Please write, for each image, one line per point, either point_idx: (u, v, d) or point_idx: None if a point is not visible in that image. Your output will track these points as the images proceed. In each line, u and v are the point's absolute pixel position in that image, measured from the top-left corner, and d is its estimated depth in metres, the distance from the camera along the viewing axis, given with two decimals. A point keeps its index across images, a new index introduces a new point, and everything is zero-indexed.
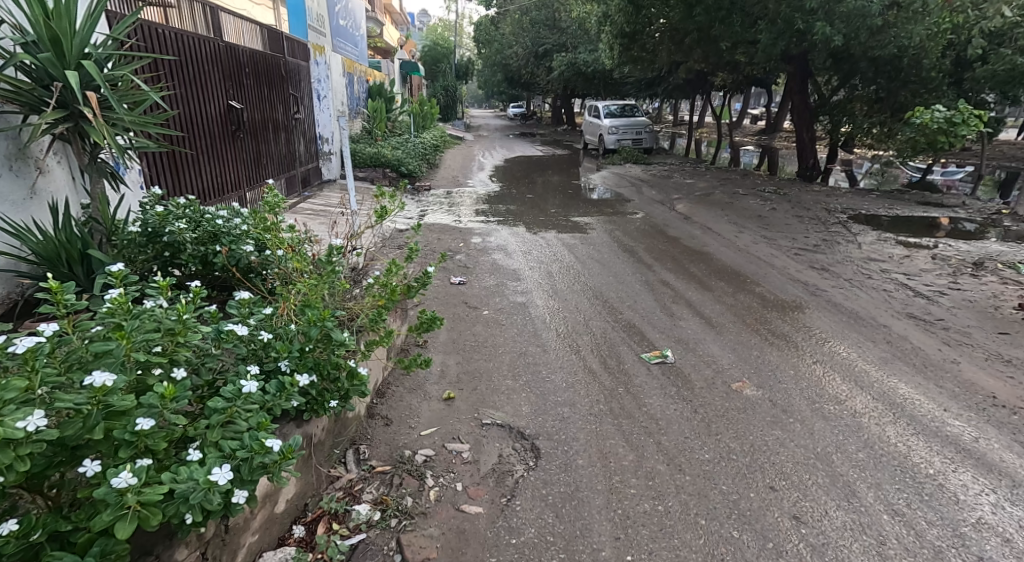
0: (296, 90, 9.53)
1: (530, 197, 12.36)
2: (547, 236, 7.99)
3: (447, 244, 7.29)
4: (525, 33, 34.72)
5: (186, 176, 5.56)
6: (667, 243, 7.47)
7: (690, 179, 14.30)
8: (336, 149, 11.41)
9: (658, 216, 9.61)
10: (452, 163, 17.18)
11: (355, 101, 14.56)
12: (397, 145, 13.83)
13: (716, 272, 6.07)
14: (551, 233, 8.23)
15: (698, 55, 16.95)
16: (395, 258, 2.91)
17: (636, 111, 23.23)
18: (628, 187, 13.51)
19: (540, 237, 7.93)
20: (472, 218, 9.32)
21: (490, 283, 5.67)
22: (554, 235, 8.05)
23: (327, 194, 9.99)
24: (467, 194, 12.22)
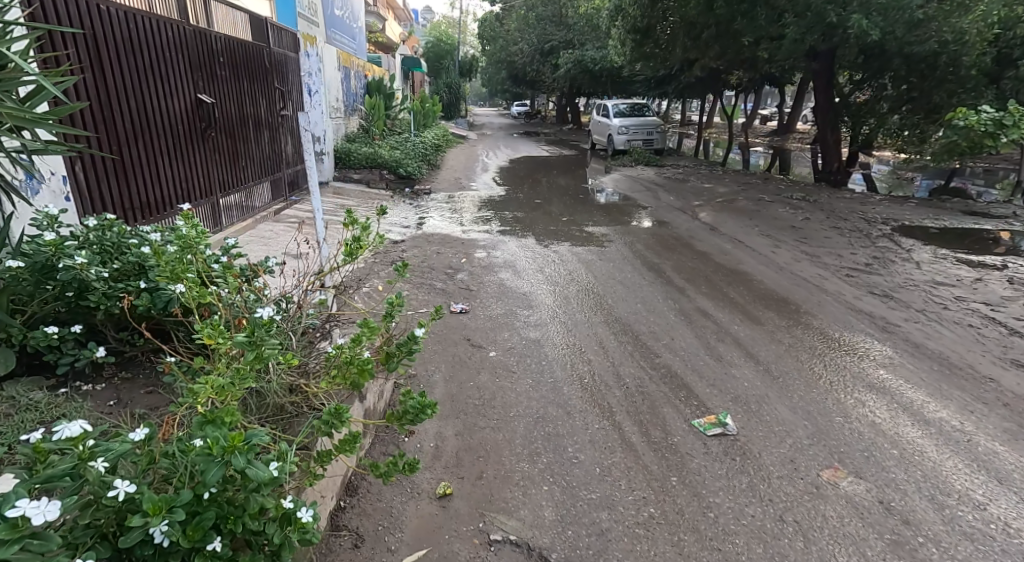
0: (283, 84, 8.69)
1: (538, 201, 11.50)
2: (560, 249, 7.14)
3: (447, 259, 6.44)
4: (531, 29, 33.92)
5: (137, 182, 4.77)
6: (695, 259, 6.60)
7: (709, 183, 13.43)
8: (327, 149, 10.62)
9: (681, 226, 8.74)
10: (455, 164, 16.29)
11: (353, 97, 13.70)
12: (396, 145, 12.98)
13: (761, 299, 5.20)
14: (563, 246, 7.37)
15: (715, 51, 16.08)
16: (369, 316, 2.02)
17: (646, 110, 22.34)
18: (643, 192, 12.63)
19: (551, 251, 7.07)
20: (475, 227, 8.46)
21: (497, 311, 4.81)
22: (567, 248, 7.19)
23: (317, 200, 9.14)
24: (470, 198, 11.35)
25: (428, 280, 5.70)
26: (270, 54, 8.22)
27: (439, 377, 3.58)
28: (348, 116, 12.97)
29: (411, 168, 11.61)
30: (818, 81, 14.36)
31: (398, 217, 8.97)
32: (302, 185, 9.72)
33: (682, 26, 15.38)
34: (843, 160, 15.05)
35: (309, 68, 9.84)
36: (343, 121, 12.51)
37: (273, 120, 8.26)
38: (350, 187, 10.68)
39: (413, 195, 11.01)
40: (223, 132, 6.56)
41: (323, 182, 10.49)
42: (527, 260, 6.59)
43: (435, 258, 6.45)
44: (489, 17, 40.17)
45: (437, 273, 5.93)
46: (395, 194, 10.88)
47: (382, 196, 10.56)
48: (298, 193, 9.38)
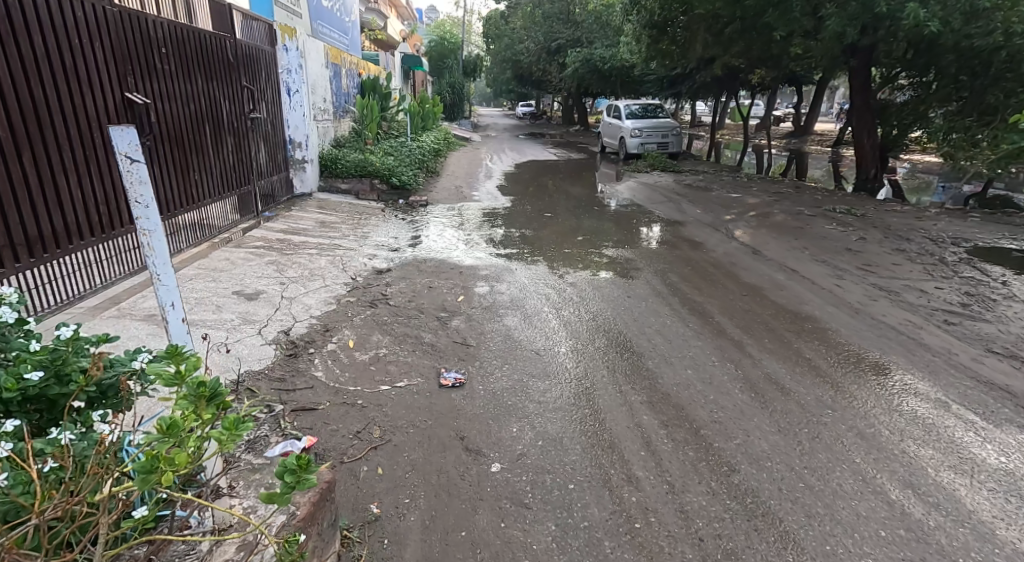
0: (253, 83, 7.52)
1: (548, 214, 10.33)
2: (577, 280, 5.95)
3: (441, 297, 5.26)
4: (537, 27, 32.79)
5: (9, 211, 3.70)
6: (744, 295, 5.40)
7: (735, 192, 12.22)
8: (313, 156, 9.57)
9: (715, 247, 7.52)
10: (457, 170, 15.14)
11: (344, 97, 12.51)
12: (391, 150, 11.79)
13: (845, 360, 4.00)
14: (581, 274, 6.18)
15: (739, 46, 14.87)
16: None
17: (660, 111, 21.11)
18: (663, 201, 11.40)
19: (567, 282, 5.88)
20: (475, 249, 7.27)
21: (504, 384, 3.62)
22: (585, 279, 6.00)
23: (296, 217, 7.98)
24: (472, 210, 10.16)
25: (414, 329, 4.52)
26: (238, 47, 7.07)
27: (415, 521, 2.41)
28: (338, 117, 11.85)
29: (406, 177, 10.45)
30: (855, 81, 13.25)
31: (388, 235, 7.78)
32: (278, 198, 8.57)
33: (704, 19, 14.20)
34: (881, 168, 13.87)
35: (288, 63, 8.71)
36: (333, 123, 11.38)
37: (242, 125, 7.14)
38: (335, 200, 9.52)
39: (407, 207, 9.85)
40: (170, 140, 5.45)
41: (305, 194, 9.43)
42: (538, 296, 5.40)
43: (426, 297, 5.27)
44: (494, 15, 39.01)
45: (428, 318, 4.76)
46: (388, 207, 9.71)
47: (373, 209, 9.39)
48: (271, 209, 8.21)
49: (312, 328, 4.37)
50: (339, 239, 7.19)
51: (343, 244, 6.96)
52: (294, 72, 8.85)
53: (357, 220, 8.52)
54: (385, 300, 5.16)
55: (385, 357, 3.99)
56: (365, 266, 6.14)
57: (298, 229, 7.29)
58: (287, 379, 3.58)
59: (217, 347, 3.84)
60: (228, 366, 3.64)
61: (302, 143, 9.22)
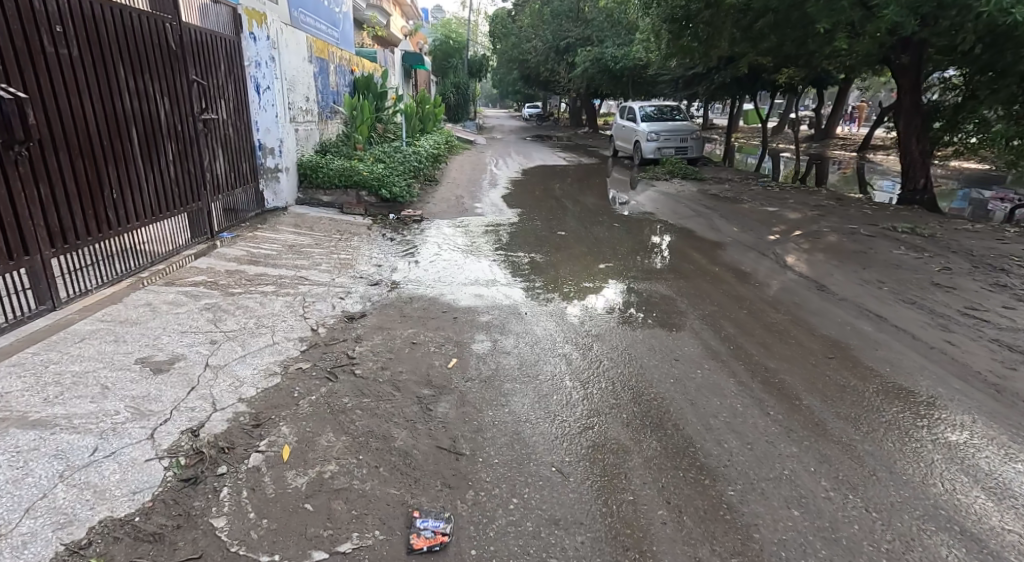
0: (205, 78, 6.23)
1: (561, 230, 9.03)
2: (603, 311, 5.11)
3: (426, 364, 3.93)
4: (546, 26, 31.61)
5: None
6: (830, 358, 4.05)
7: (771, 206, 10.82)
8: (287, 164, 8.32)
9: (767, 278, 6.17)
10: (459, 177, 13.86)
11: (331, 97, 11.25)
12: (383, 156, 10.49)
13: (1022, 493, 2.64)
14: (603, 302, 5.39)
15: (769, 42, 13.54)
16: None
17: (678, 113, 19.77)
18: (691, 216, 10.04)
19: (587, 316, 5.01)
20: (474, 280, 5.97)
21: (509, 553, 2.28)
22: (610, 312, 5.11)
23: (262, 238, 6.69)
24: (474, 227, 8.85)
25: (382, 423, 3.19)
26: (182, 33, 5.77)
27: None
28: (323, 119, 10.69)
29: (396, 189, 9.12)
30: (904, 79, 11.81)
31: (368, 261, 6.45)
32: (241, 216, 7.24)
33: (730, 12, 12.90)
34: (930, 176, 12.20)
35: (257, 55, 7.47)
36: (317, 126, 10.18)
37: (190, 129, 5.84)
38: (314, 216, 8.22)
39: (399, 224, 8.54)
40: (72, 147, 4.15)
41: (279, 209, 8.20)
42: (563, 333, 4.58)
43: (404, 362, 3.93)
44: (501, 13, 37.76)
45: (404, 400, 3.44)
46: (376, 224, 8.41)
47: (357, 227, 8.08)
48: (231, 229, 6.89)
49: (235, 425, 3.04)
50: (306, 268, 5.87)
51: (311, 275, 5.65)
52: (263, 65, 7.57)
53: (335, 240, 7.19)
54: (350, 368, 3.83)
55: (333, 481, 2.66)
56: (332, 309, 4.83)
57: (258, 256, 5.98)
58: (164, 537, 2.26)
59: (66, 472, 2.50)
60: (73, 511, 2.31)
61: (274, 150, 7.98)
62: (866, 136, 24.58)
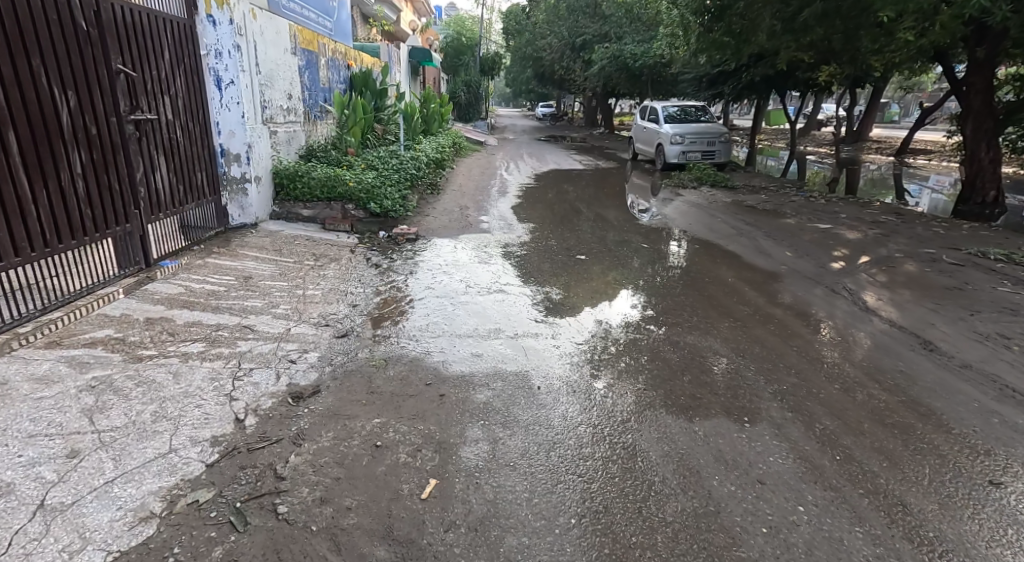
0: (138, 70, 4.98)
1: (579, 251, 7.72)
2: (616, 325, 4.92)
3: (387, 494, 2.62)
4: (562, 22, 30.28)
5: None
6: (996, 490, 2.70)
7: (822, 223, 9.40)
8: (258, 173, 7.08)
9: (852, 327, 4.78)
10: (464, 184, 12.61)
11: (319, 95, 10.05)
12: (376, 162, 9.25)
13: None
14: (615, 314, 5.22)
15: (815, 34, 12.07)
16: None
17: (703, 113, 18.35)
18: (731, 233, 8.65)
19: (600, 329, 4.84)
20: (469, 327, 4.69)
21: None
22: (624, 327, 4.88)
23: (213, 268, 5.44)
24: (477, 247, 7.57)
25: None
26: (103, 12, 4.52)
27: None
28: (310, 119, 9.67)
29: (388, 202, 7.85)
30: (975, 77, 10.28)
31: (341, 299, 5.16)
32: (189, 237, 6.00)
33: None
34: (1002, 188, 10.69)
35: (218, 44, 6.28)
36: (299, 127, 8.98)
37: (114, 133, 4.60)
38: (288, 235, 7.05)
39: (389, 245, 7.29)
40: None
41: (249, 225, 7.00)
42: (576, 347, 4.45)
43: (357, 489, 2.64)
44: (515, 9, 36.40)
45: None
46: (362, 246, 7.15)
47: (338, 249, 6.83)
48: (174, 255, 5.65)
49: None
50: (257, 310, 4.62)
51: (259, 323, 4.38)
52: (225, 57, 6.35)
53: (306, 267, 5.93)
54: (272, 501, 2.54)
55: None
56: (272, 382, 3.56)
57: (198, 294, 4.74)
58: None
59: None
60: None
61: (242, 156, 6.77)
62: (903, 139, 22.97)
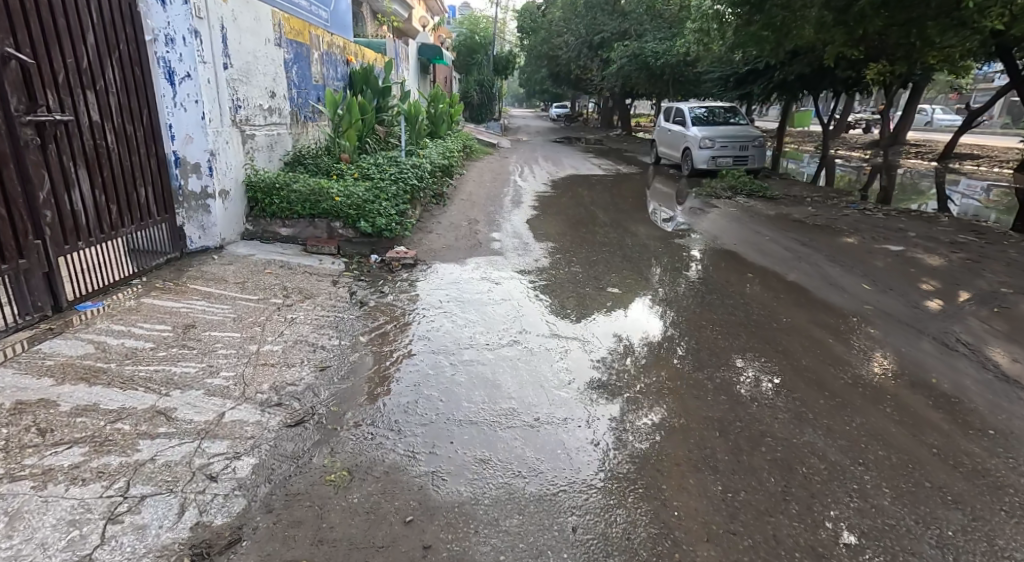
0: (43, 61, 3.84)
1: (609, 278, 6.46)
2: (637, 340, 4.58)
3: None
4: (579, 19, 29.03)
5: None
6: None
7: (889, 243, 8.08)
8: (224, 186, 5.91)
9: (998, 413, 3.49)
10: (475, 193, 11.42)
11: (308, 94, 8.89)
12: (372, 170, 8.06)
13: None
14: (634, 327, 4.91)
15: (871, 26, 10.72)
16: None
17: (733, 114, 16.99)
18: (786, 257, 7.36)
19: (620, 344, 4.51)
20: (470, 405, 3.47)
21: None
22: (645, 343, 4.56)
23: (148, 310, 4.26)
24: (488, 274, 6.36)
25: None
26: None
27: None
28: (299, 120, 8.55)
29: (381, 220, 6.59)
30: None
31: (307, 357, 3.97)
32: (126, 270, 4.80)
33: None
34: None
35: (170, 28, 5.10)
36: (281, 130, 7.82)
37: None
38: (259, 258, 5.92)
39: (382, 273, 6.10)
40: None
41: (213, 248, 5.85)
42: (596, 366, 4.13)
43: None
44: (530, 6, 35.13)
45: None
46: (350, 274, 5.96)
47: (319, 279, 5.64)
48: (101, 296, 4.44)
49: None
50: (188, 379, 3.42)
51: (184, 403, 3.18)
52: (178, 44, 5.18)
53: (273, 307, 4.75)
54: None
55: None
56: (169, 520, 2.36)
57: (111, 355, 3.55)
58: None
59: None
60: None
61: (203, 166, 5.60)
62: (947, 143, 21.46)
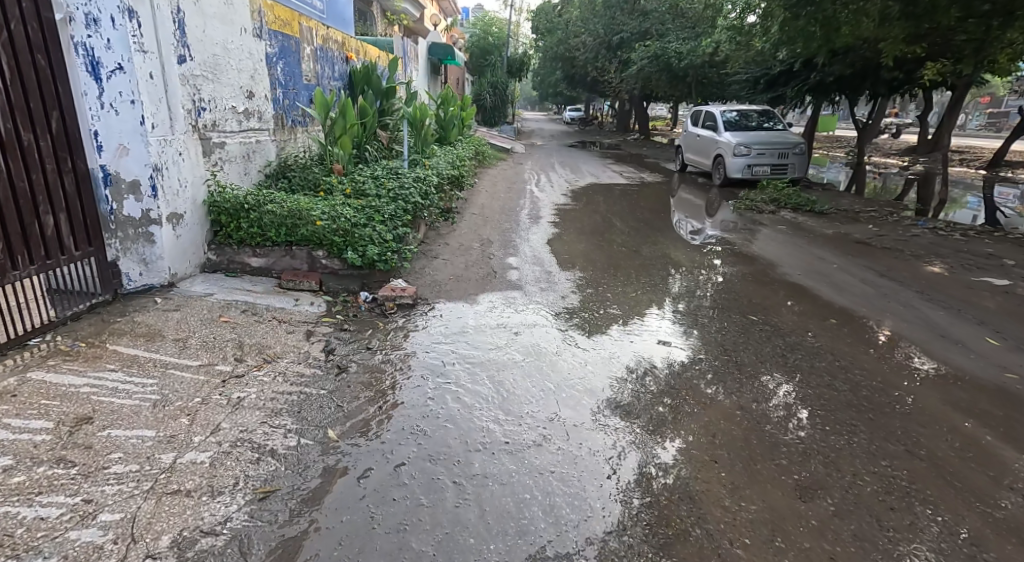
0: None
1: (655, 323, 5.19)
2: (657, 359, 4.34)
3: None
4: (597, 19, 27.80)
5: None
6: None
7: (986, 275, 6.75)
8: (174, 209, 4.70)
9: None
10: (490, 207, 10.21)
11: (298, 97, 7.73)
12: (368, 185, 6.83)
13: None
14: (653, 344, 4.67)
15: (946, 18, 9.38)
16: None
17: (770, 118, 15.58)
18: (869, 294, 6.04)
19: (638, 364, 4.30)
20: None
21: None
22: (667, 362, 4.32)
23: (36, 393, 3.07)
24: (508, 318, 5.11)
25: None
26: None
27: None
28: (286, 125, 7.39)
29: (374, 248, 5.31)
30: None
31: (245, 474, 2.74)
32: (18, 327, 3.60)
33: None
34: None
35: (94, 6, 3.91)
36: (259, 137, 6.61)
37: None
38: (216, 299, 4.73)
39: (374, 320, 4.88)
40: None
41: (158, 287, 4.63)
42: (645, 448, 3.23)
43: None
44: (546, 7, 34.01)
45: None
46: (331, 321, 4.74)
47: (291, 331, 4.41)
48: None
49: None
50: (41, 531, 2.21)
51: None
52: (105, 25, 3.98)
53: (216, 381, 3.51)
54: None
55: None
56: None
57: None
58: None
59: None
60: None
61: (143, 184, 4.37)
62: (998, 149, 19.91)
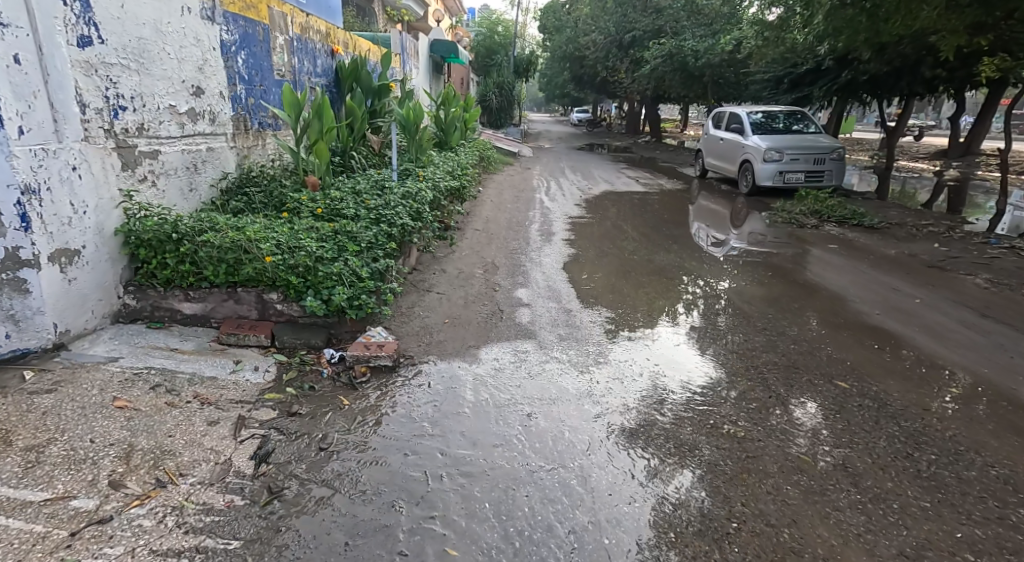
0: None
1: (715, 390, 3.89)
2: (676, 391, 3.84)
3: None
4: (608, 16, 26.52)
5: None
6: None
7: None
8: (60, 242, 3.44)
9: None
10: (496, 221, 8.93)
11: (267, 95, 6.50)
12: (345, 202, 5.53)
13: None
14: (673, 375, 4.10)
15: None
16: None
17: (801, 119, 14.23)
18: (980, 346, 4.71)
19: (652, 393, 3.83)
20: None
21: None
22: (688, 395, 3.79)
23: None
24: (519, 387, 3.80)
25: None
26: None
27: None
28: (250, 130, 6.15)
29: (340, 292, 3.99)
30: None
31: None
32: None
33: None
34: None
35: None
36: (211, 143, 5.37)
37: None
38: (121, 367, 3.46)
39: (335, 393, 3.59)
40: None
41: (37, 352, 3.39)
42: None
43: None
44: (554, 5, 32.75)
45: None
46: (276, 399, 3.45)
47: (213, 422, 3.12)
48: None
49: None
50: None
51: None
52: None
53: (59, 536, 2.24)
54: None
55: None
56: None
57: None
58: None
59: None
60: None
61: (5, 213, 3.12)
62: None
